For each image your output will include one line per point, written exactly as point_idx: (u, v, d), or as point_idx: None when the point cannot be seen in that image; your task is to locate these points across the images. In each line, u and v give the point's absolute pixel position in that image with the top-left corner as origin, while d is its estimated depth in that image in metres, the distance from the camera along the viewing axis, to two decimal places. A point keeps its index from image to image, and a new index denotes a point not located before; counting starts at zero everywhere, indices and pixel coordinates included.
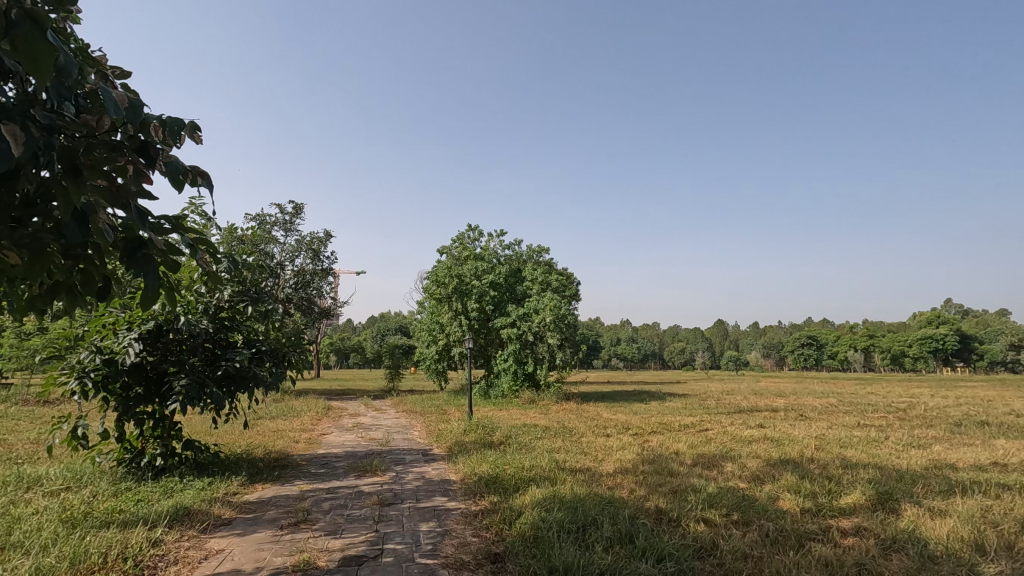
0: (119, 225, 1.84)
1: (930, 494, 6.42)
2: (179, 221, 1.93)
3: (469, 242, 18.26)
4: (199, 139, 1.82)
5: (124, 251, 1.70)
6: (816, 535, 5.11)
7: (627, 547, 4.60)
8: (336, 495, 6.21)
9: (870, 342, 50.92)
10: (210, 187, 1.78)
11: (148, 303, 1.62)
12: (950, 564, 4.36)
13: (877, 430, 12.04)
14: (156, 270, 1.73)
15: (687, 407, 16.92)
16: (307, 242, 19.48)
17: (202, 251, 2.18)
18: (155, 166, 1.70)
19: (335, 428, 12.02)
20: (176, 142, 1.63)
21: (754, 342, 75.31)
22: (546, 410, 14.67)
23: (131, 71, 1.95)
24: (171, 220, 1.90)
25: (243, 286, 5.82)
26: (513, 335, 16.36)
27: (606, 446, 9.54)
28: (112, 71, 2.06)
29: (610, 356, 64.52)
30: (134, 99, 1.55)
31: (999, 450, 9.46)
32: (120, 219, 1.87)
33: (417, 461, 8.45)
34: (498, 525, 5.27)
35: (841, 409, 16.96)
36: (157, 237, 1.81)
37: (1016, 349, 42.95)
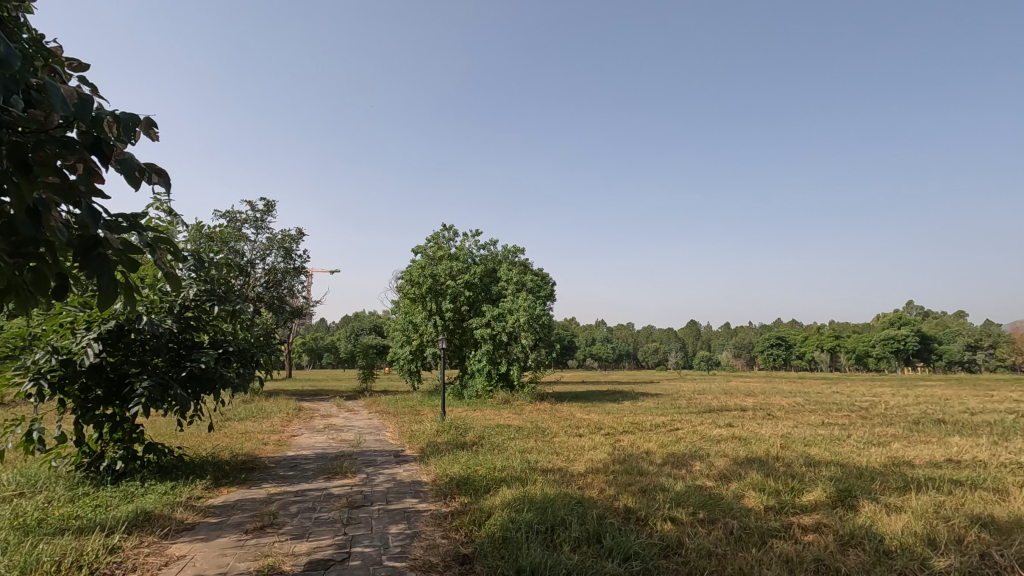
0: (73, 224, 1.79)
1: (887, 491, 6.65)
2: (137, 220, 1.88)
3: (444, 242, 18.12)
4: (155, 135, 1.78)
5: (77, 251, 1.65)
6: (777, 532, 5.23)
7: (594, 547, 4.65)
8: (304, 498, 6.12)
9: (836, 342, 52.33)
10: (166, 187, 1.75)
11: (102, 304, 1.58)
12: (904, 559, 4.52)
13: (839, 428, 12.42)
14: (111, 271, 1.68)
15: (659, 406, 17.15)
16: (279, 240, 19.14)
17: (161, 250, 2.13)
18: (110, 164, 1.64)
19: (306, 429, 11.84)
20: (132, 140, 1.59)
21: (726, 342, 76.70)
22: (519, 410, 14.71)
23: (85, 64, 1.88)
24: (129, 218, 1.85)
25: (210, 285, 5.71)
26: (487, 336, 16.35)
27: (578, 446, 9.61)
28: (68, 65, 1.99)
29: (585, 356, 64.84)
30: (84, 94, 1.50)
31: (953, 447, 9.83)
32: (73, 217, 1.81)
33: (389, 462, 8.39)
34: (468, 526, 5.27)
35: (807, 408, 17.43)
36: (113, 237, 1.76)
37: (972, 349, 44.65)
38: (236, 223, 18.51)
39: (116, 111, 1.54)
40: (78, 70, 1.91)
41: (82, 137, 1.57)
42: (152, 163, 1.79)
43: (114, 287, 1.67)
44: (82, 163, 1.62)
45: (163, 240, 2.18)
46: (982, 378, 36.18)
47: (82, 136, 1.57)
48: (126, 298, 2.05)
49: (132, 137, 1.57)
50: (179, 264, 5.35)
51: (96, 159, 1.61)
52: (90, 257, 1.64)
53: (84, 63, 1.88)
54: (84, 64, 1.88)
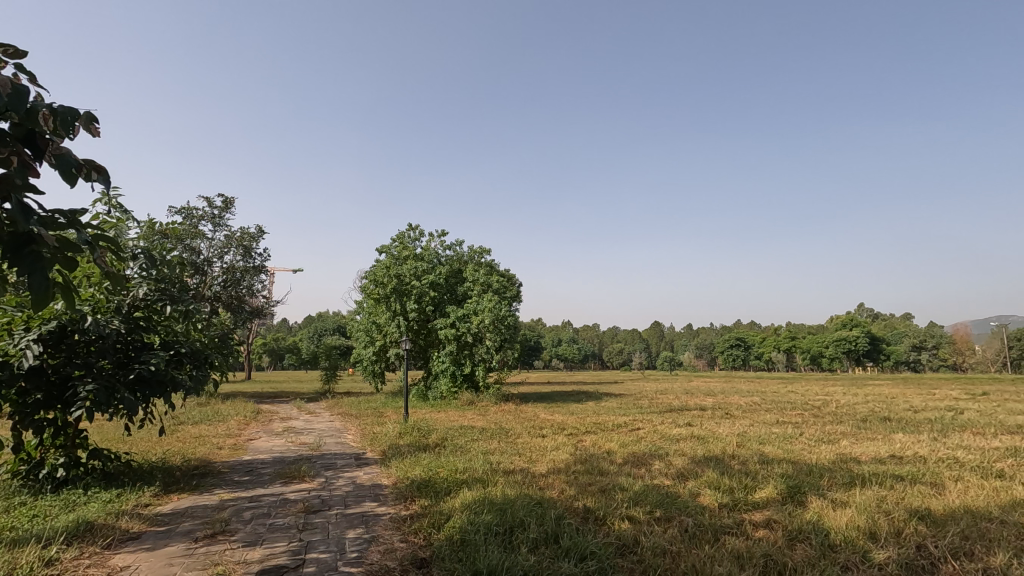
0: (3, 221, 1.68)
1: (834, 486, 6.92)
2: (75, 216, 1.79)
3: (409, 242, 17.88)
4: (93, 132, 1.71)
5: (7, 248, 1.55)
6: (730, 529, 5.37)
7: (552, 547, 4.67)
8: (259, 504, 5.95)
9: (792, 343, 54.18)
10: (106, 184, 1.68)
11: (38, 303, 1.49)
12: (847, 551, 4.71)
13: (793, 426, 12.84)
14: (47, 269, 1.59)
15: (622, 406, 17.38)
16: (238, 238, 18.56)
17: (101, 249, 2.02)
18: (45, 158, 1.54)
19: (263, 432, 11.52)
20: (71, 134, 1.51)
21: (687, 343, 78.47)
22: (483, 412, 14.69)
23: (22, 50, 1.76)
24: (66, 214, 1.76)
25: (161, 284, 5.48)
26: (452, 336, 16.26)
27: (541, 447, 9.66)
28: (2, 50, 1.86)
29: (551, 357, 65.34)
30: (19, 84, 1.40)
31: (897, 444, 10.29)
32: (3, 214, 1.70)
33: (348, 465, 8.24)
34: (427, 529, 5.22)
35: (763, 407, 18.02)
36: (48, 234, 1.66)
37: (917, 350, 46.85)
38: (192, 219, 17.87)
39: (52, 102, 1.46)
40: (12, 58, 1.78)
41: (13, 130, 1.47)
42: (91, 159, 1.71)
43: (50, 285, 1.58)
44: (10, 155, 1.51)
45: (104, 237, 2.07)
46: (925, 377, 38.06)
47: (13, 127, 1.48)
48: (61, 298, 1.93)
49: (70, 132, 1.48)
50: (128, 263, 5.12)
51: (30, 152, 1.51)
52: (21, 255, 1.55)
53: (21, 49, 1.76)
54: (21, 51, 1.76)
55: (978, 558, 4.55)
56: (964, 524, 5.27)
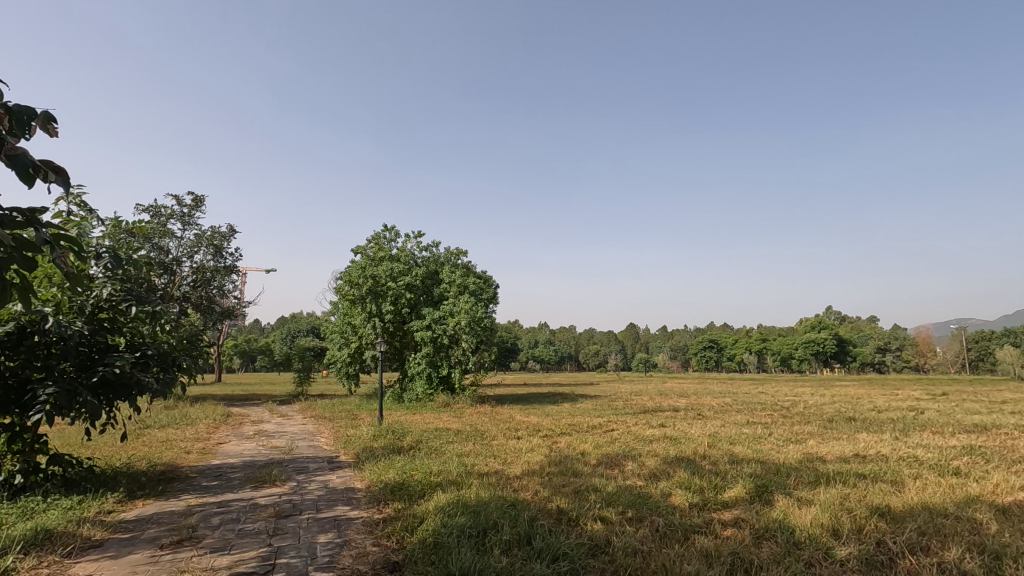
0: None
1: (800, 485, 7.10)
2: (32, 215, 1.76)
3: (385, 243, 17.75)
4: (51, 130, 1.71)
5: None
6: (699, 528, 5.47)
7: (524, 549, 4.70)
8: (227, 509, 5.85)
9: (763, 345, 55.41)
10: (63, 184, 1.67)
11: None
12: (810, 548, 4.86)
13: (762, 427, 13.12)
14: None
15: (597, 408, 17.54)
16: (208, 237, 18.15)
17: (60, 249, 1.99)
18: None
19: (233, 436, 11.31)
20: (27, 135, 1.50)
21: (662, 346, 79.56)
22: (459, 414, 14.67)
23: None
24: (22, 213, 1.73)
25: (127, 285, 5.34)
26: (428, 338, 16.19)
27: (516, 449, 9.70)
28: None
29: (528, 359, 65.62)
30: None
31: (861, 444, 10.62)
32: None
33: (321, 469, 8.15)
34: (400, 533, 5.21)
35: (734, 408, 18.41)
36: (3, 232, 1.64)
37: (882, 351, 48.35)
38: (160, 218, 17.43)
39: (7, 103, 1.44)
40: None
41: None
42: (48, 159, 1.69)
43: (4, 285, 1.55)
44: None
45: (64, 237, 2.04)
46: (888, 378, 39.33)
47: None
48: (16, 300, 1.89)
49: (26, 132, 1.47)
50: (91, 263, 4.99)
51: None
52: None
53: None
54: None
55: (933, 553, 4.74)
56: (921, 520, 5.47)
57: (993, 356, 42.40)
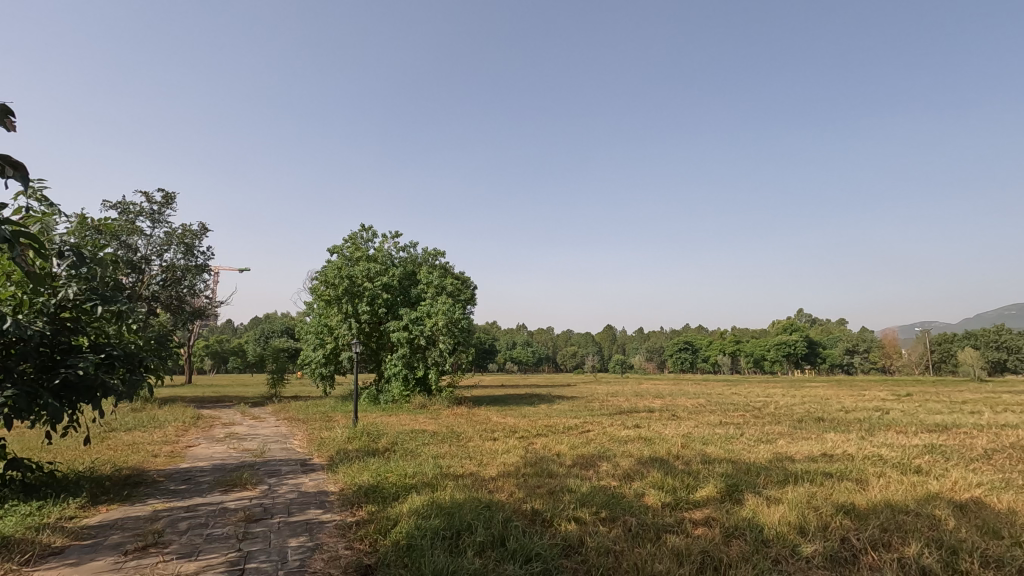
0: None
1: (769, 484, 7.26)
2: None
3: (362, 242, 17.59)
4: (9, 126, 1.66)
5: None
6: (671, 527, 5.55)
7: (498, 550, 4.71)
8: (196, 514, 5.72)
9: (737, 346, 56.50)
10: (22, 180, 1.63)
11: None
12: (777, 546, 4.97)
13: (735, 427, 13.36)
14: None
15: (573, 409, 17.63)
16: (179, 235, 17.73)
17: (20, 246, 1.94)
18: None
19: (203, 439, 11.07)
20: None
21: (638, 347, 80.44)
22: (436, 415, 14.61)
23: None
24: None
25: (91, 284, 5.18)
26: (404, 339, 16.08)
27: (492, 450, 9.69)
28: None
29: (505, 360, 65.71)
30: None
31: (829, 443, 10.90)
32: None
33: (294, 472, 8.03)
34: (373, 536, 5.17)
35: (707, 408, 18.75)
36: None
37: (850, 353, 49.70)
38: (129, 215, 16.97)
39: None
40: None
41: None
42: (5, 155, 1.64)
43: None
44: None
45: (24, 235, 1.99)
46: (856, 379, 40.52)
47: None
48: None
49: None
50: (54, 261, 4.83)
51: None
52: None
53: None
54: None
55: (894, 549, 4.90)
56: (883, 517, 5.64)
57: (955, 358, 43.94)
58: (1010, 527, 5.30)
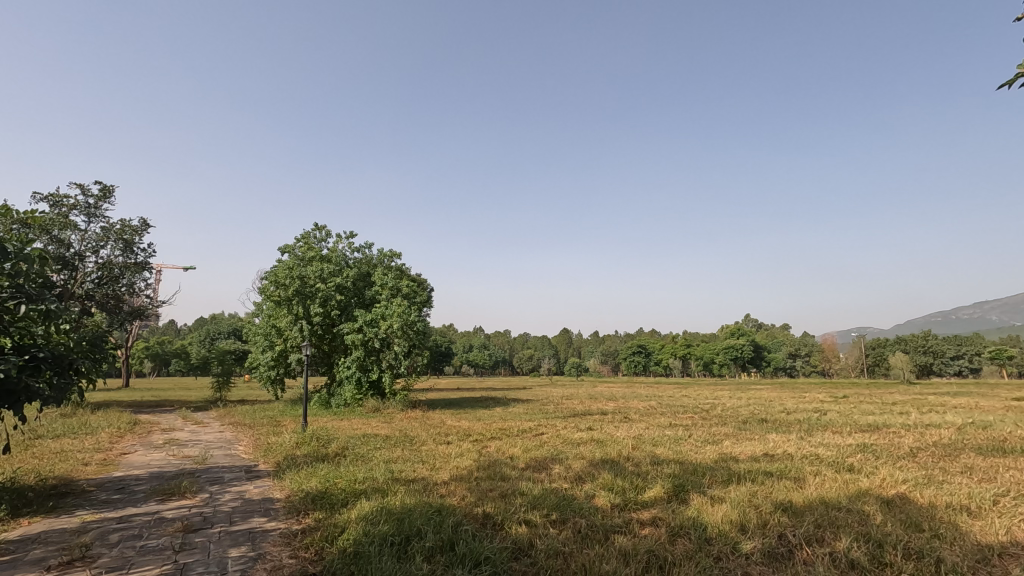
0: None
1: (714, 484, 7.50)
2: None
3: (315, 242, 17.13)
4: None
5: None
6: (619, 528, 5.65)
7: (447, 555, 4.68)
8: (128, 525, 5.42)
9: (688, 350, 58.21)
10: None
11: None
12: (719, 543, 5.16)
13: (683, 429, 13.75)
14: None
15: (528, 412, 17.72)
16: (118, 231, 16.80)
17: None
18: None
19: (140, 445, 10.51)
20: None
21: (593, 350, 81.64)
22: (389, 419, 14.40)
23: None
24: None
25: (14, 280, 4.82)
26: (358, 342, 15.75)
27: (445, 454, 9.61)
28: None
29: (462, 363, 65.52)
30: None
31: (771, 443, 11.36)
32: None
33: (237, 479, 7.73)
34: (319, 544, 5.04)
35: (658, 411, 19.21)
36: None
37: (793, 357, 52.06)
38: (61, 208, 15.96)
39: None
40: None
41: None
42: None
43: None
44: None
45: None
46: (797, 381, 42.41)
47: None
48: None
49: None
50: None
51: None
52: None
53: None
54: None
55: (827, 544, 5.15)
56: (818, 514, 5.92)
57: (887, 362, 46.68)
58: (931, 520, 5.66)
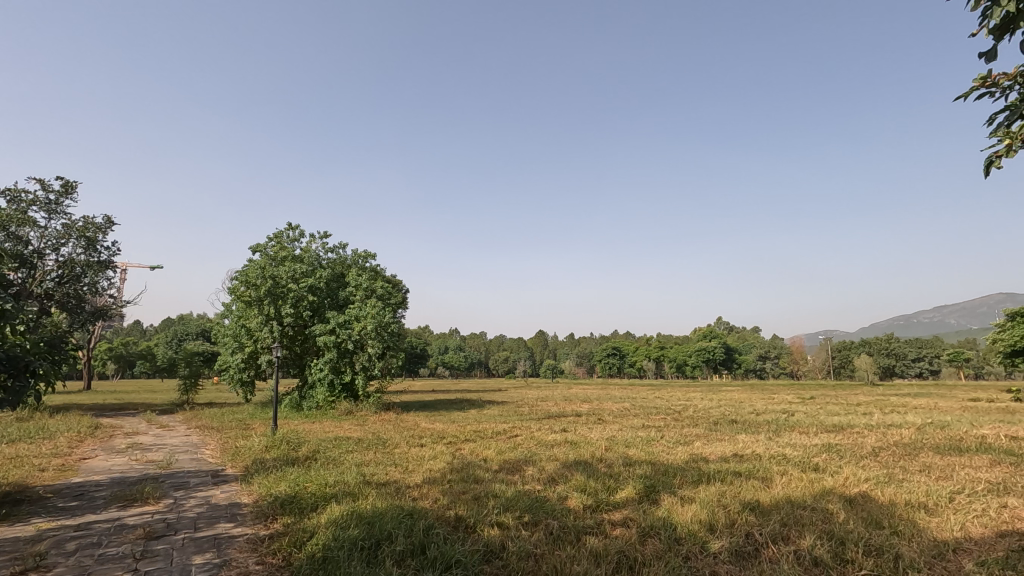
0: None
1: (684, 484, 7.61)
2: None
3: (287, 242, 16.82)
4: None
5: None
6: (591, 529, 5.69)
7: (417, 559, 4.64)
8: (87, 533, 5.23)
9: (661, 352, 59.00)
10: None
11: None
12: (688, 543, 5.24)
13: (656, 430, 13.92)
14: None
15: (503, 413, 17.71)
16: (80, 228, 16.21)
17: None
18: None
19: (100, 450, 10.14)
20: None
21: (569, 352, 82.07)
22: (362, 422, 14.20)
23: None
24: None
25: None
26: (330, 344, 15.51)
27: (418, 456, 9.54)
28: None
29: (437, 365, 65.17)
30: None
31: (740, 443, 11.59)
32: None
33: (204, 484, 7.53)
34: (287, 549, 4.94)
35: (631, 412, 19.42)
36: None
37: (762, 359, 53.24)
38: (19, 204, 15.34)
39: None
40: None
41: None
42: None
43: None
44: None
45: None
46: (767, 383, 43.37)
47: None
48: None
49: None
50: None
51: None
52: None
53: None
54: None
55: (792, 542, 5.26)
56: (784, 512, 6.06)
57: (852, 364, 48.10)
58: (890, 517, 5.85)
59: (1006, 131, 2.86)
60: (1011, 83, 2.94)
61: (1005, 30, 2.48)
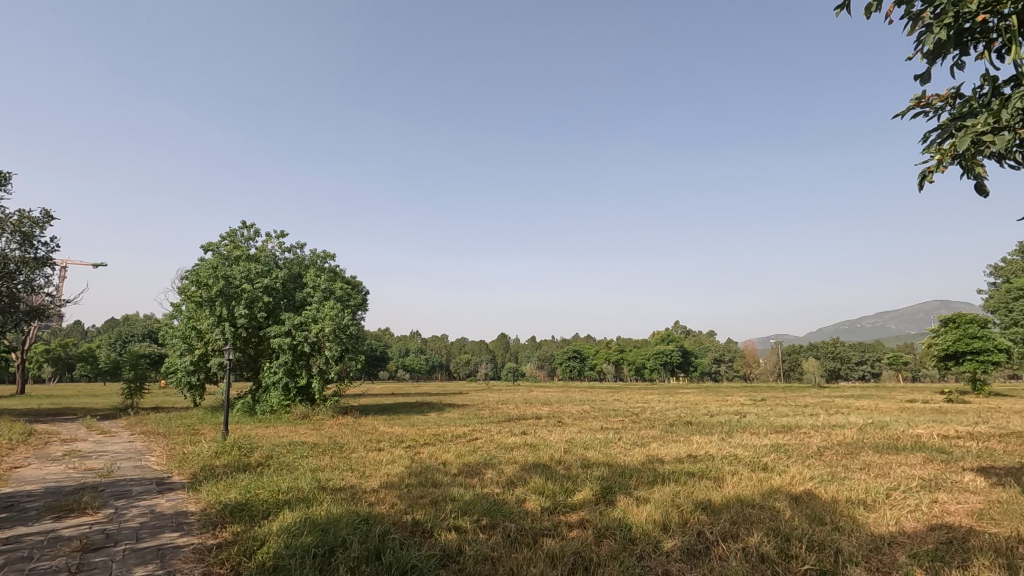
0: None
1: (639, 485, 7.77)
2: None
3: (241, 241, 16.27)
4: None
5: None
6: (548, 531, 5.74)
7: (372, 564, 4.56)
8: (16, 546, 4.92)
9: (620, 355, 59.98)
10: None
11: None
12: (642, 543, 5.34)
13: (614, 432, 14.15)
14: None
15: (463, 417, 17.62)
16: (15, 222, 15.29)
17: None
18: None
19: (33, 458, 9.55)
20: None
21: (530, 356, 82.36)
22: (318, 426, 13.88)
23: None
24: None
25: None
26: (286, 346, 15.07)
27: (376, 461, 9.39)
28: None
29: (397, 367, 64.28)
30: None
31: (694, 444, 11.91)
32: None
33: (147, 492, 7.20)
34: (235, 558, 4.78)
35: (590, 415, 19.67)
36: None
37: (717, 362, 54.80)
38: None
39: None
40: None
41: None
42: None
43: None
44: None
45: None
46: (721, 386, 44.67)
47: None
48: None
49: None
50: None
51: None
52: None
53: None
54: None
55: (741, 540, 5.44)
56: (733, 511, 6.26)
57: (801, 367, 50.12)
58: (832, 514, 6.12)
59: (937, 148, 3.08)
60: (942, 104, 3.16)
61: (937, 56, 2.67)
